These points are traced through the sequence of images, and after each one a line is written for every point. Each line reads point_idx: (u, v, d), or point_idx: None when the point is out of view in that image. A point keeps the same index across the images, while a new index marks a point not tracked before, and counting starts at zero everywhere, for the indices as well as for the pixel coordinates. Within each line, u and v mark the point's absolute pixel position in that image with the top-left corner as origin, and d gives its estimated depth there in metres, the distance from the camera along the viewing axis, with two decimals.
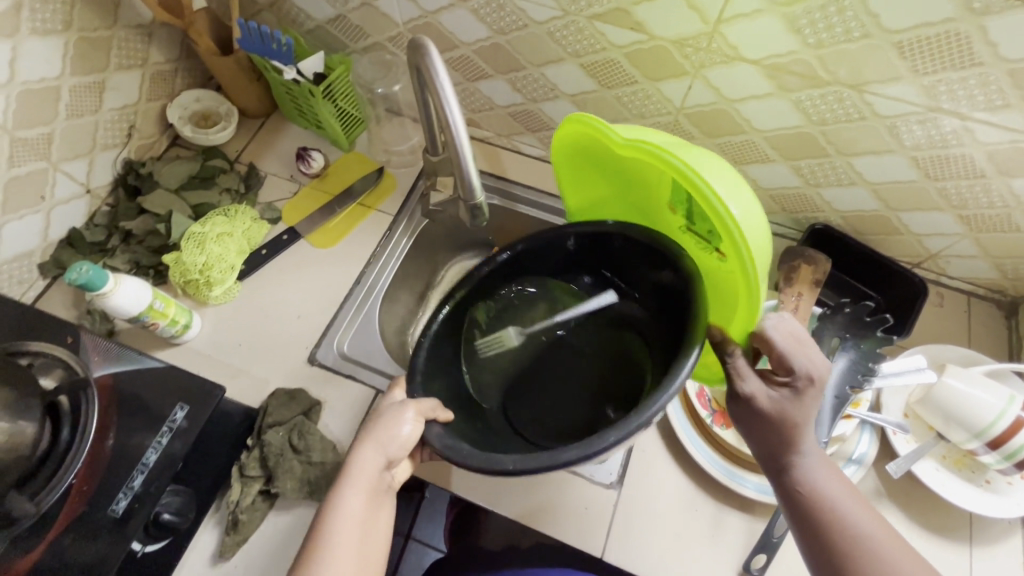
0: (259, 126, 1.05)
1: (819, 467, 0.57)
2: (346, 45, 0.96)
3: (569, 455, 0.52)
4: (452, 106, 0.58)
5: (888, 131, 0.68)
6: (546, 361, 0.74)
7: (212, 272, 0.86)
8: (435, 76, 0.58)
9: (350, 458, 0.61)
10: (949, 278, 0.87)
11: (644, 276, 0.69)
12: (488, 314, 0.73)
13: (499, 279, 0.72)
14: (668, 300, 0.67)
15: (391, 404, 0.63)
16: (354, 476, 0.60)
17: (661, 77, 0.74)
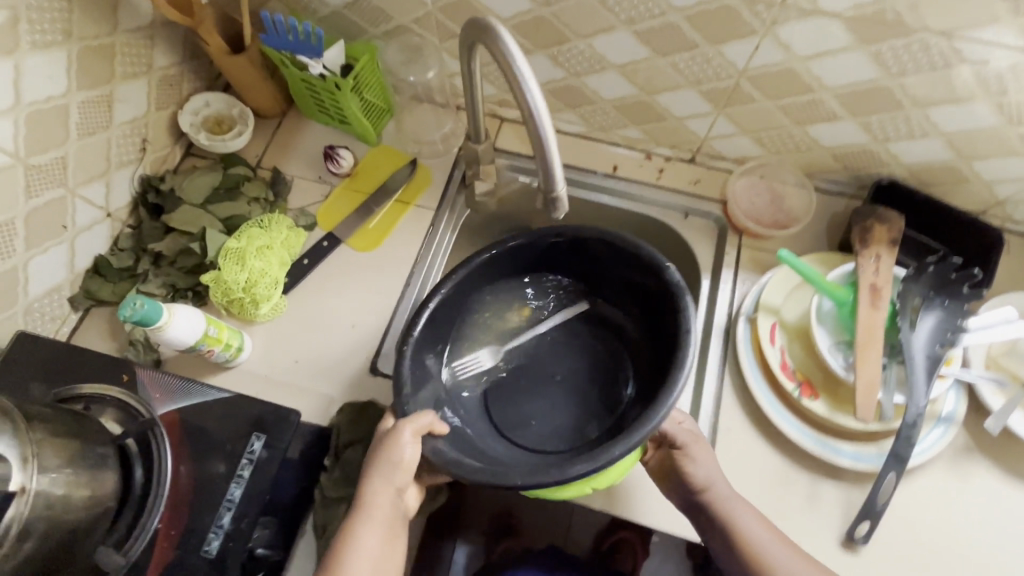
0: (276, 126, 0.98)
1: (747, 514, 0.66)
2: (365, 30, 0.89)
3: (578, 469, 0.57)
4: (535, 91, 0.53)
5: (974, 77, 0.65)
6: (529, 367, 0.79)
7: (257, 289, 0.81)
8: (511, 60, 0.53)
9: (360, 496, 0.62)
10: (1013, 223, 0.83)
11: (621, 288, 0.77)
12: (448, 328, 0.76)
13: (462, 290, 0.75)
14: (649, 312, 0.75)
15: (387, 431, 0.63)
16: (366, 507, 0.61)
17: (725, 39, 0.70)
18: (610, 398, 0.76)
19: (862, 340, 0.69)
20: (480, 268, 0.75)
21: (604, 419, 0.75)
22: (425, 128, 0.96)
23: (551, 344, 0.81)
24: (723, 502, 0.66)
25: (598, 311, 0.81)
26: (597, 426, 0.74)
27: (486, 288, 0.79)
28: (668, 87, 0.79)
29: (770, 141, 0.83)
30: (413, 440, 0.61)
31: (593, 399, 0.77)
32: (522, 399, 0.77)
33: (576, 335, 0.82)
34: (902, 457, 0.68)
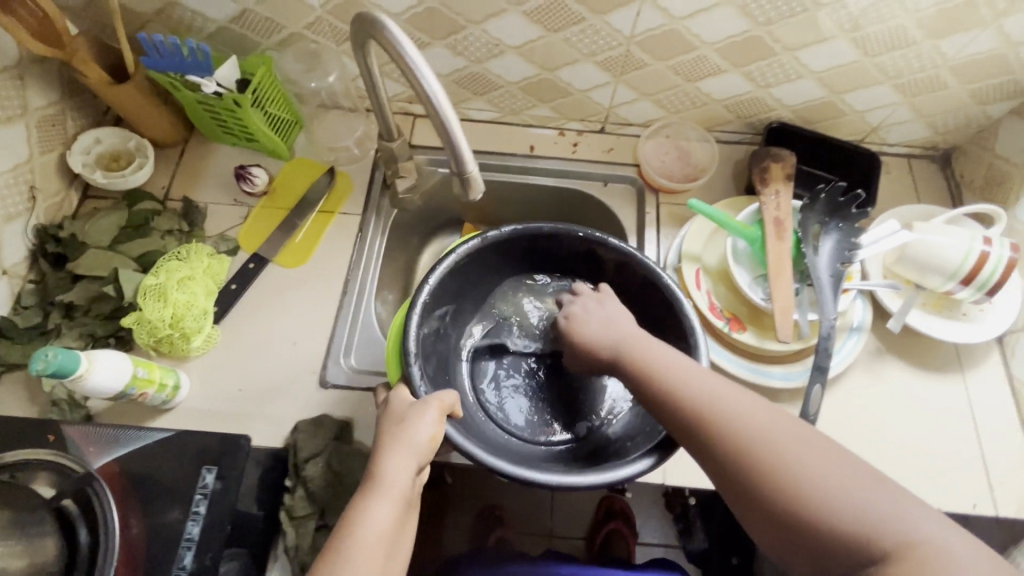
0: (180, 154, 0.95)
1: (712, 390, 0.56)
2: (258, 43, 0.87)
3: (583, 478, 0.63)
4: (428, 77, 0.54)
5: (829, 19, 0.72)
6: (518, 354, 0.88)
7: (186, 322, 0.78)
8: (399, 42, 0.54)
9: (377, 470, 0.60)
10: (890, 146, 0.94)
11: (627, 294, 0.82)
12: (453, 298, 0.83)
13: (464, 266, 0.80)
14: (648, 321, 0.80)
15: (408, 407, 0.65)
16: (386, 484, 0.59)
17: (607, 10, 0.73)
18: (602, 395, 0.84)
19: (773, 269, 0.75)
20: (481, 252, 0.81)
21: (590, 420, 0.82)
22: (337, 134, 0.96)
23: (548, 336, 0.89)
24: (666, 373, 0.59)
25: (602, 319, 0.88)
26: (584, 426, 0.82)
27: (484, 269, 0.85)
28: (566, 62, 0.83)
29: (668, 101, 0.88)
30: (435, 417, 0.63)
31: (582, 400, 0.84)
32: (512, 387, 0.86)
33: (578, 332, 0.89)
34: (823, 367, 0.73)
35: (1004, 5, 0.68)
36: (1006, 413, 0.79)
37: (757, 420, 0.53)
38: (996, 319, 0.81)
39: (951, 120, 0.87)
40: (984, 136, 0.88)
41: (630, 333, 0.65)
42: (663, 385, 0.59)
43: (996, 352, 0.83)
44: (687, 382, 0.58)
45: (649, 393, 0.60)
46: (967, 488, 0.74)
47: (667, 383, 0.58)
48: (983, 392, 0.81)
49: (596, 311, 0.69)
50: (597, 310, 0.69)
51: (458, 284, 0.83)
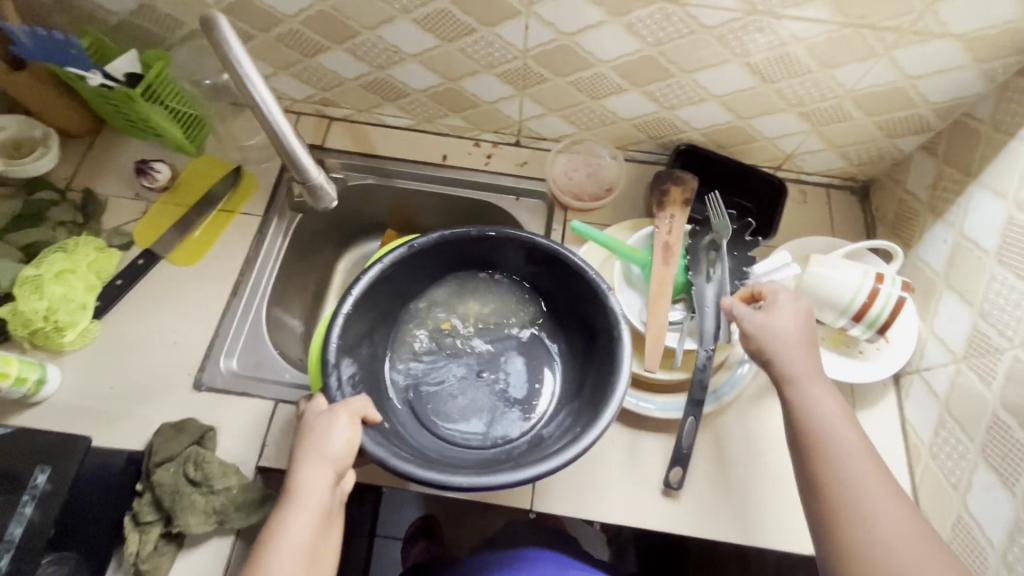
0: (89, 146, 0.94)
1: (857, 458, 0.56)
2: (162, 38, 0.86)
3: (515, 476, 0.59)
4: (264, 95, 0.60)
5: (719, 43, 0.70)
6: (452, 354, 0.82)
7: (59, 315, 0.76)
8: (226, 45, 0.56)
9: (294, 481, 0.58)
10: (808, 175, 0.92)
11: (564, 297, 0.78)
12: (385, 303, 0.77)
13: (397, 270, 0.75)
14: (586, 324, 0.76)
15: (321, 414, 0.61)
16: (297, 499, 0.57)
17: (496, 22, 0.72)
18: (538, 397, 0.79)
19: (654, 295, 0.73)
20: (410, 259, 0.75)
21: (527, 421, 0.77)
22: (248, 134, 0.95)
23: (487, 337, 0.83)
24: (811, 423, 0.58)
25: (540, 322, 0.83)
26: (518, 427, 0.77)
27: (421, 275, 0.80)
28: (467, 73, 0.81)
29: (576, 117, 0.87)
30: (345, 423, 0.60)
31: (518, 402, 0.78)
32: (446, 391, 0.79)
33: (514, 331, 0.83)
34: (698, 401, 0.71)
35: (892, 37, 0.67)
36: (894, 455, 0.77)
37: (882, 507, 0.53)
38: (893, 356, 0.78)
39: (864, 151, 0.85)
40: (898, 170, 0.86)
41: (797, 333, 0.62)
42: (786, 393, 0.60)
43: (892, 392, 0.80)
44: (803, 396, 0.59)
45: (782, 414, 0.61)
46: None
47: (823, 427, 0.58)
48: (874, 433, 0.78)
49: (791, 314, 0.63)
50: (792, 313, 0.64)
51: (392, 287, 0.77)
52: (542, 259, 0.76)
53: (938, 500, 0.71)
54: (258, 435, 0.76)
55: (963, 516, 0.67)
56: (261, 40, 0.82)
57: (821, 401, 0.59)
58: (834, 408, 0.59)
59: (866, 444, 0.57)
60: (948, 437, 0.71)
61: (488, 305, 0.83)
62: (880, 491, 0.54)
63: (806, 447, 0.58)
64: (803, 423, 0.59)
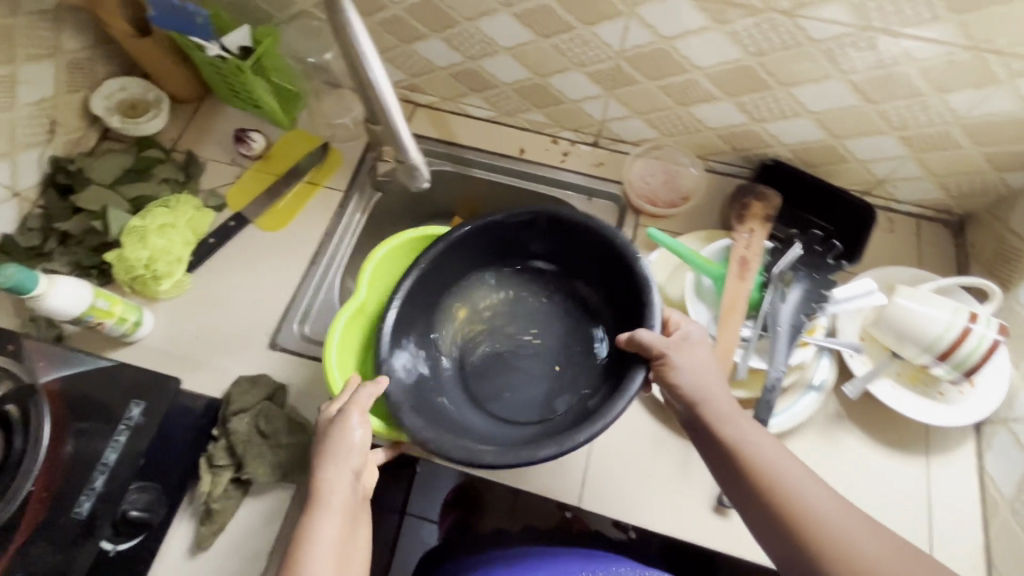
0: (194, 111, 1.01)
1: (799, 476, 0.55)
2: (272, 16, 0.91)
3: (544, 453, 0.59)
4: (377, 70, 0.62)
5: (826, 58, 0.68)
6: (503, 334, 0.82)
7: (158, 265, 0.83)
8: (351, 29, 0.59)
9: (316, 480, 0.59)
10: (898, 203, 0.88)
11: (601, 271, 0.77)
12: (433, 294, 0.79)
13: (437, 264, 0.76)
14: (626, 299, 0.74)
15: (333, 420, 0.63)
16: (326, 499, 0.58)
17: (595, 21, 0.72)
18: (582, 371, 0.77)
19: (725, 310, 0.72)
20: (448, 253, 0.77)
21: (573, 395, 0.75)
22: (338, 112, 0.99)
23: (535, 317, 0.83)
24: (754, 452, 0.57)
25: (584, 299, 0.81)
26: (565, 401, 0.75)
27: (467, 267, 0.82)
28: (557, 70, 0.82)
29: (660, 122, 0.86)
30: (361, 422, 0.62)
31: (566, 379, 0.77)
32: (494, 369, 0.80)
33: (560, 310, 0.83)
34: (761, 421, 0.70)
35: (1019, 65, 0.63)
36: (965, 507, 0.73)
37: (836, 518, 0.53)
38: (979, 402, 0.74)
39: (965, 183, 0.81)
40: (1001, 207, 0.81)
41: (709, 366, 0.62)
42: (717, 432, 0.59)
43: (970, 441, 0.76)
44: (734, 434, 0.58)
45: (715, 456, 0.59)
46: None
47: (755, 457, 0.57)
48: (945, 480, 0.74)
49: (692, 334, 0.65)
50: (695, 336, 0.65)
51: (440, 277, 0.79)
52: (576, 236, 0.75)
53: (1014, 558, 0.67)
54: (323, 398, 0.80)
55: None
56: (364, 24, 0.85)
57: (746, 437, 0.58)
58: (763, 441, 0.58)
59: (799, 465, 0.57)
60: None
61: (534, 289, 0.84)
62: (829, 504, 0.54)
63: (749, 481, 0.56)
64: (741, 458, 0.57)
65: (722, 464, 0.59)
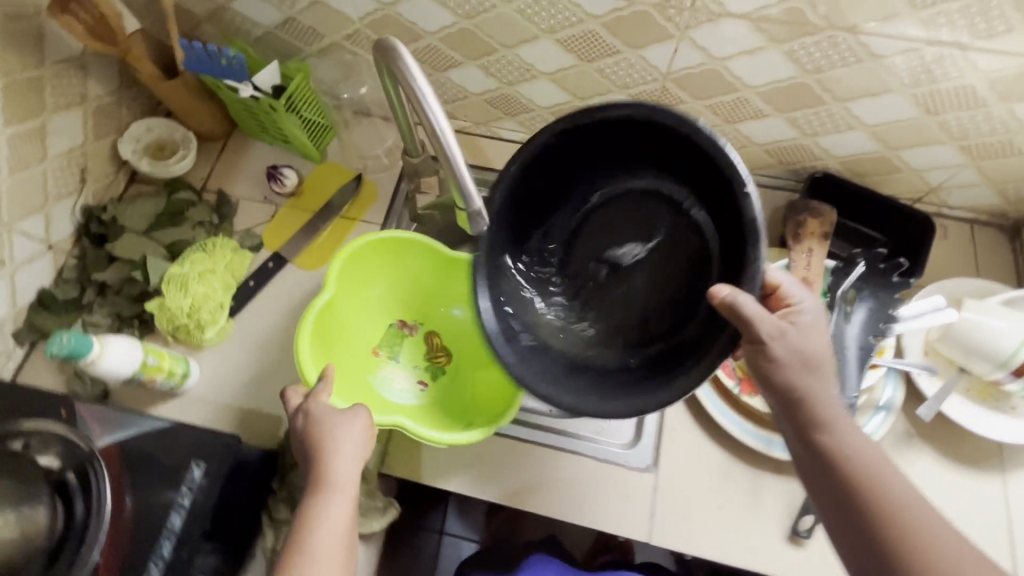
0: (221, 148, 0.99)
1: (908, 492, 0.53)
2: (300, 49, 0.89)
3: (614, 408, 0.58)
4: (451, 138, 0.57)
5: (887, 72, 0.66)
6: (606, 242, 0.69)
7: (201, 314, 0.82)
8: (409, 75, 0.57)
9: (326, 470, 0.61)
10: (950, 209, 0.86)
11: (708, 179, 0.61)
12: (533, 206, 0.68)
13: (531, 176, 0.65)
14: (732, 218, 0.59)
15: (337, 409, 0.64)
16: (337, 486, 0.60)
17: (643, 44, 0.70)
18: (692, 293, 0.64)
19: None
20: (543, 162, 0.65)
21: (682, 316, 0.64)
22: (369, 143, 0.97)
23: (642, 225, 0.68)
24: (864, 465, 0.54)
25: (694, 207, 0.65)
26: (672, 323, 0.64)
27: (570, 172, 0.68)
28: (599, 93, 0.80)
29: None
30: (365, 420, 0.64)
31: (675, 296, 0.65)
32: (597, 286, 0.69)
33: (672, 219, 0.66)
34: None
35: None
36: None
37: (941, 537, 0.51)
38: None
39: None
40: None
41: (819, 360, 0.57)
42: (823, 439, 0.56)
43: None
44: (841, 443, 0.55)
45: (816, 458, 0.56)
46: None
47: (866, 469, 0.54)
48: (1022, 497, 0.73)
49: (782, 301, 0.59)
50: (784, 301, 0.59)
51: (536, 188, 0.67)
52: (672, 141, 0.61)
53: None
54: (382, 442, 0.78)
55: None
56: None
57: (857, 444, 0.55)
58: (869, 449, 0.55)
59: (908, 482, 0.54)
60: None
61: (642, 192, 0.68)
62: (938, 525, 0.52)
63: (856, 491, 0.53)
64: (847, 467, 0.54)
65: (822, 468, 0.56)
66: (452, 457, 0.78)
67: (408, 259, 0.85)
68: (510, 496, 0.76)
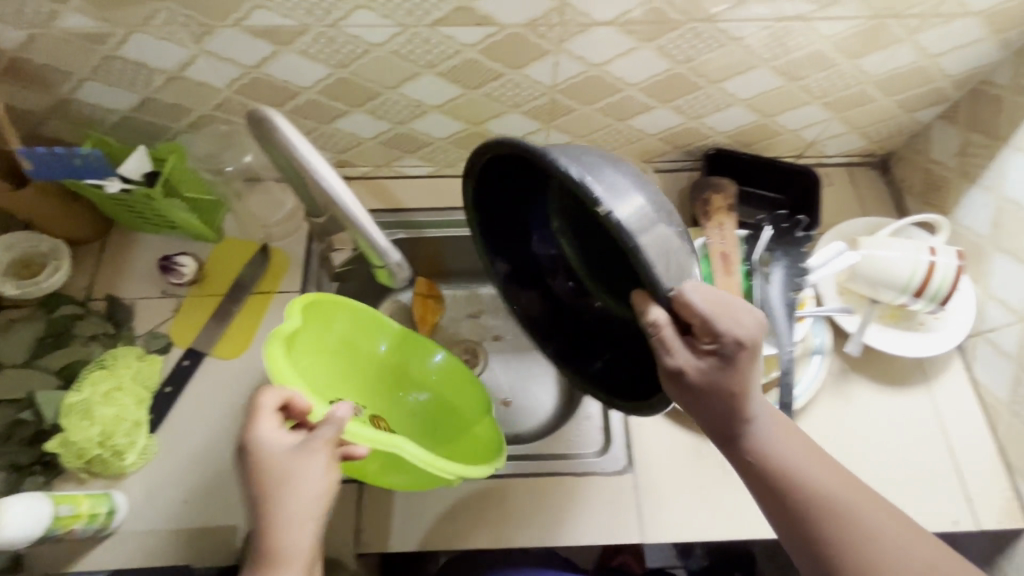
0: (100, 250, 0.89)
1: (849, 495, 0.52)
2: (168, 128, 0.82)
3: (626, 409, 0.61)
4: (348, 195, 0.58)
5: (748, 51, 0.71)
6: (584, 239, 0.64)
7: (116, 439, 0.72)
8: (295, 146, 0.56)
9: (274, 534, 0.52)
10: (829, 157, 0.93)
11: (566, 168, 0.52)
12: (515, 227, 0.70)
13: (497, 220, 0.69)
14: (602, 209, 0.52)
15: (287, 453, 0.54)
16: (285, 556, 0.51)
17: (524, 63, 0.72)
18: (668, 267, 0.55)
19: None
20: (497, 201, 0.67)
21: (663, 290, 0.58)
22: (267, 210, 0.91)
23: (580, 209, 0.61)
24: (800, 480, 0.53)
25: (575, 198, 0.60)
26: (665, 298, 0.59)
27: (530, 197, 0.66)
28: (493, 115, 0.80)
29: (603, 140, 0.86)
30: (325, 462, 0.54)
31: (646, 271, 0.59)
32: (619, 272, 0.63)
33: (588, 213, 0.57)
34: (789, 403, 0.72)
35: (915, 23, 0.69)
36: (974, 419, 0.78)
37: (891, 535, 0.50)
38: (951, 329, 0.80)
39: (884, 128, 0.87)
40: (918, 141, 0.88)
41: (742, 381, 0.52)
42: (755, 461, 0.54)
43: (957, 358, 0.81)
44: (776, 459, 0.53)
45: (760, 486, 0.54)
46: (950, 505, 0.72)
47: (802, 481, 0.53)
48: (951, 401, 0.79)
49: (707, 304, 0.49)
50: (709, 303, 0.49)
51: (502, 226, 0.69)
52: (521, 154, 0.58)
53: None
54: (352, 518, 0.73)
55: None
56: None
57: (790, 459, 0.54)
58: (797, 451, 0.54)
59: (851, 482, 0.53)
60: None
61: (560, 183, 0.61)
62: (884, 519, 0.51)
63: (802, 506, 0.52)
64: (792, 489, 0.52)
65: (765, 494, 0.54)
66: (420, 510, 0.74)
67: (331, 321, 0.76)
68: (496, 537, 0.73)
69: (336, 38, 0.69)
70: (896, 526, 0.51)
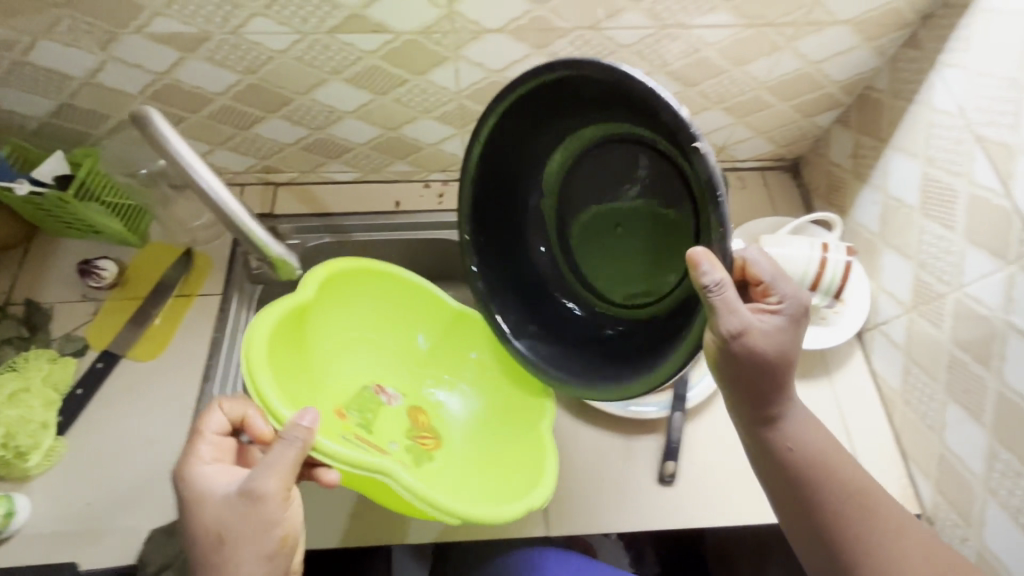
0: (23, 255, 0.90)
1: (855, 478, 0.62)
2: (89, 134, 0.84)
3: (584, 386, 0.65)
4: (232, 203, 0.64)
5: (638, 58, 0.75)
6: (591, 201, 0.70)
7: (18, 440, 0.72)
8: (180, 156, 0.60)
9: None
10: (742, 162, 0.97)
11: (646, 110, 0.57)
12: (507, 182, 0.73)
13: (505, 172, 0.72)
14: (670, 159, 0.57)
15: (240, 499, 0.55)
16: None
17: (425, 70, 0.75)
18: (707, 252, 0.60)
19: None
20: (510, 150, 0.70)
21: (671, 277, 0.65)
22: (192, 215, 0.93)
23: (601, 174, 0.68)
24: (813, 459, 0.62)
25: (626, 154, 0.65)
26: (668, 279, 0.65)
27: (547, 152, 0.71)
28: (406, 121, 0.83)
29: None
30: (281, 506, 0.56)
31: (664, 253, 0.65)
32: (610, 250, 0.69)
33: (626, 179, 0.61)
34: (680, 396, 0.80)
35: (791, 31, 0.74)
36: (871, 408, 0.81)
37: (885, 518, 0.60)
38: (848, 322, 0.82)
39: (787, 132, 0.91)
40: (822, 145, 0.93)
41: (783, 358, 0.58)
42: (771, 437, 0.62)
43: (857, 349, 0.85)
44: (789, 439, 0.62)
45: (775, 461, 0.62)
46: None
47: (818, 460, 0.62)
48: (850, 391, 0.82)
49: (769, 267, 0.58)
50: (771, 267, 0.58)
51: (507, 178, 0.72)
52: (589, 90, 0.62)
53: (919, 441, 0.75)
54: None
55: (945, 453, 0.71)
56: (194, 121, 0.81)
57: (806, 437, 0.62)
58: (817, 436, 0.63)
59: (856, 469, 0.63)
60: (918, 382, 0.75)
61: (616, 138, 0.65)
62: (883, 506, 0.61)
63: (806, 479, 0.61)
64: (802, 465, 0.62)
65: (779, 466, 0.62)
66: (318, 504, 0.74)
67: (351, 303, 0.82)
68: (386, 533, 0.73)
69: (240, 45, 0.72)
70: (888, 513, 0.60)
